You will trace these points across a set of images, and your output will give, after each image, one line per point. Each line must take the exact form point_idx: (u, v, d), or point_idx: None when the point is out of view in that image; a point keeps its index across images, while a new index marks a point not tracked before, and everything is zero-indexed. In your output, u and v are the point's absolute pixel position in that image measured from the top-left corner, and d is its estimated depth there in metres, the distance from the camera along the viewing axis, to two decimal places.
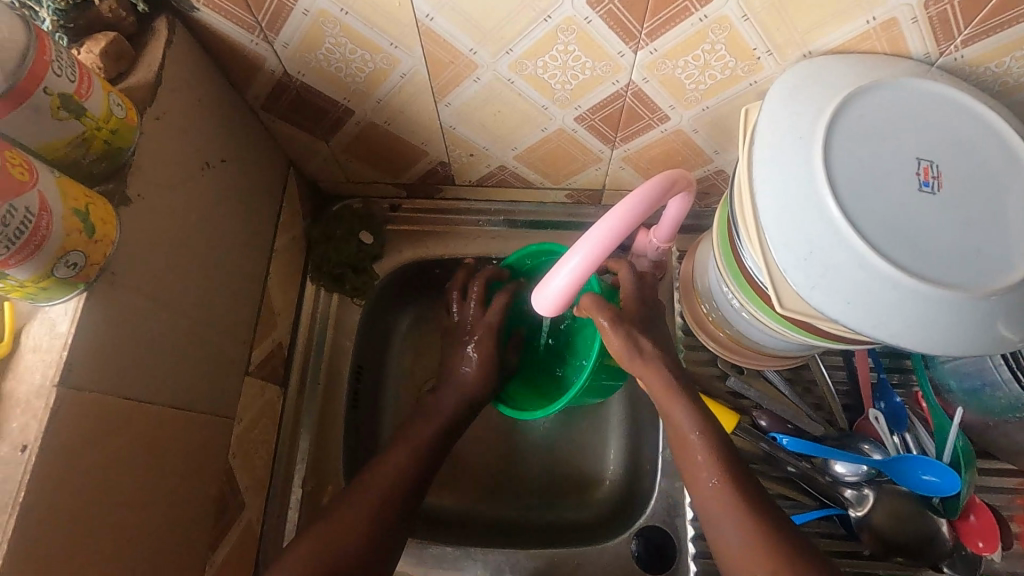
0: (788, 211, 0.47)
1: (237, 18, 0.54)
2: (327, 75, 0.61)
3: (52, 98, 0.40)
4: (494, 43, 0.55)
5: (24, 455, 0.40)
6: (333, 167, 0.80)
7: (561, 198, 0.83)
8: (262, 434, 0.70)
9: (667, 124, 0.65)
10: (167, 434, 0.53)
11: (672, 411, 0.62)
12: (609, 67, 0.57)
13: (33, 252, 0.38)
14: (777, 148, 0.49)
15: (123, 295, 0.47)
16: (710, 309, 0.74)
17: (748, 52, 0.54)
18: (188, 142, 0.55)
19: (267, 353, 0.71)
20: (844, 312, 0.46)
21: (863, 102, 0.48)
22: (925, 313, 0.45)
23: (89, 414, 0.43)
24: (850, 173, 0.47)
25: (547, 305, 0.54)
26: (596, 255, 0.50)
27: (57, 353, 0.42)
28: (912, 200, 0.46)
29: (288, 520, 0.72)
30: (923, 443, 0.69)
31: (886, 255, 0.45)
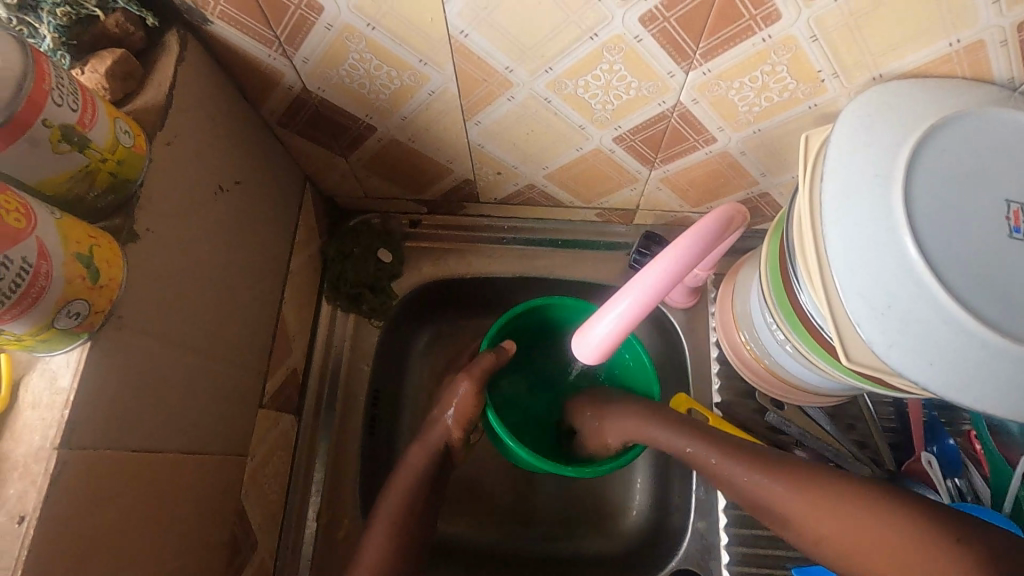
0: (860, 257, 0.43)
1: (254, 33, 0.49)
2: (349, 91, 0.56)
3: (52, 130, 0.36)
4: (534, 61, 0.50)
5: (22, 527, 0.36)
6: (351, 183, 0.75)
7: (591, 217, 0.79)
8: (276, 467, 0.67)
9: (713, 146, 0.61)
10: (178, 482, 0.49)
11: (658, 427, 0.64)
12: (656, 88, 0.53)
13: (31, 305, 0.34)
14: (849, 185, 0.44)
15: (129, 340, 0.43)
16: (748, 338, 0.70)
17: (812, 74, 0.49)
18: (202, 165, 0.51)
19: (281, 381, 0.68)
20: (925, 372, 0.41)
21: (945, 135, 0.44)
22: (1018, 377, 0.40)
23: (92, 475, 0.40)
24: (931, 217, 0.42)
25: (591, 351, 0.51)
26: (646, 300, 0.47)
27: (58, 411, 0.38)
28: (1000, 247, 0.42)
29: (302, 556, 0.69)
30: (978, 490, 0.65)
31: (975, 313, 0.40)
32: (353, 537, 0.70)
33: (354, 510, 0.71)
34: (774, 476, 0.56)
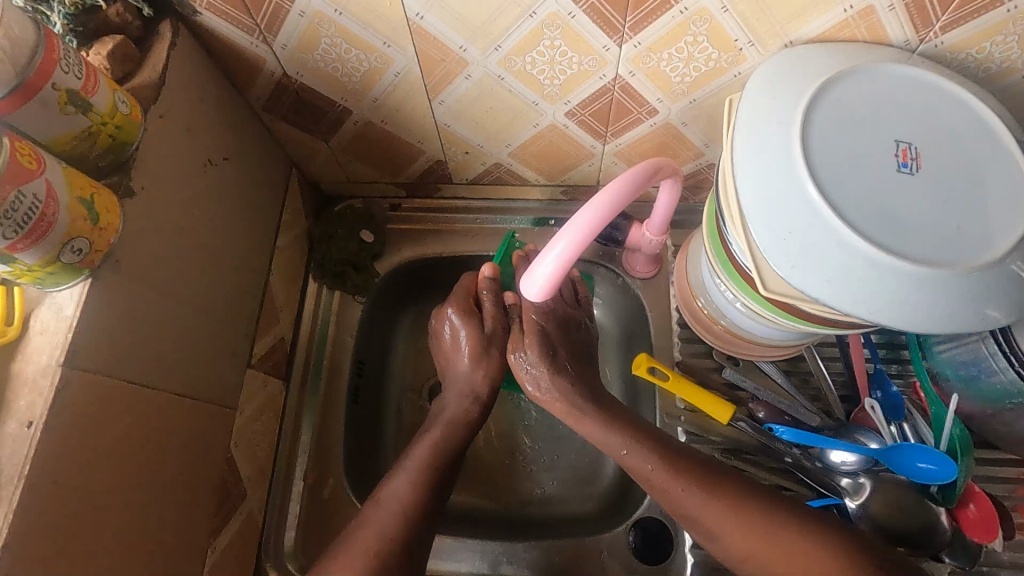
0: (767, 195, 0.48)
1: (238, 21, 0.56)
2: (324, 74, 0.63)
3: (60, 93, 0.43)
4: (484, 40, 0.57)
5: (30, 431, 0.42)
6: (333, 167, 0.82)
7: (557, 195, 0.85)
8: (264, 427, 0.72)
9: (655, 117, 0.67)
10: (171, 420, 0.55)
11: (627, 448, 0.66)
12: (596, 61, 0.59)
13: (40, 237, 0.40)
14: (757, 133, 0.50)
15: (125, 281, 0.49)
16: (704, 301, 0.75)
17: (730, 43, 0.56)
18: (193, 139, 0.58)
19: (269, 347, 0.73)
20: (824, 290, 0.47)
21: (843, 86, 0.50)
22: (903, 291, 0.46)
23: (92, 396, 0.45)
24: (828, 155, 0.48)
25: (536, 291, 0.55)
26: (579, 242, 0.52)
27: (63, 335, 0.44)
28: (890, 180, 0.47)
29: (290, 511, 0.73)
30: (921, 433, 0.68)
31: (865, 234, 0.46)
32: (338, 495, 0.75)
33: (339, 469, 0.76)
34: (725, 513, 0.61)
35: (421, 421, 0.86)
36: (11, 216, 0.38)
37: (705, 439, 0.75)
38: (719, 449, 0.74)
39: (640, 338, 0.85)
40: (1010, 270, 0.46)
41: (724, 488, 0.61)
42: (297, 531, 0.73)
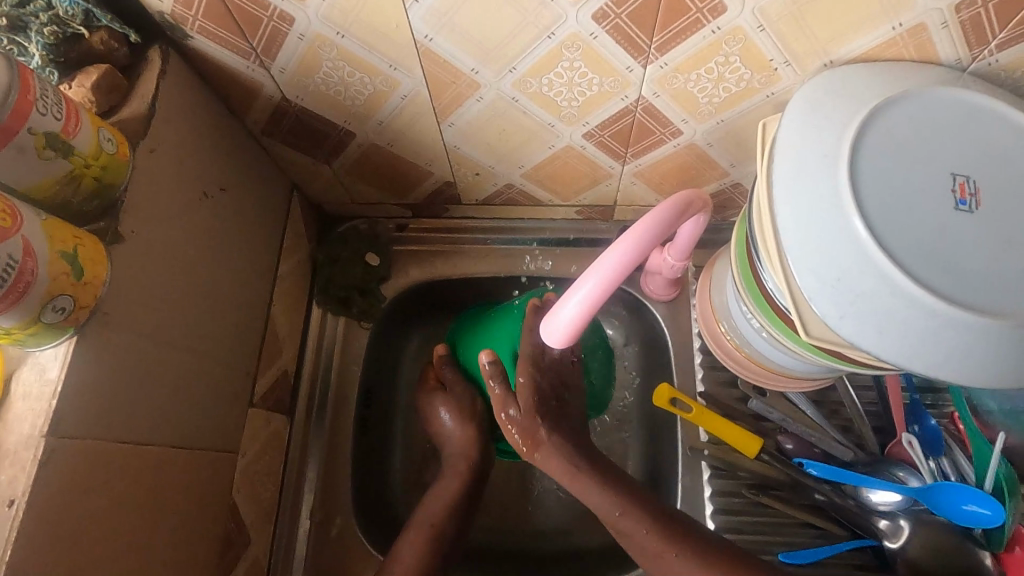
0: (811, 236, 0.44)
1: (232, 45, 0.52)
2: (325, 98, 0.59)
3: (37, 137, 0.39)
4: (497, 62, 0.53)
5: (12, 510, 0.38)
6: (336, 189, 0.78)
7: (571, 215, 0.81)
8: (267, 466, 0.69)
9: (679, 138, 0.63)
10: (166, 477, 0.51)
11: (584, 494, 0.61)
12: (618, 83, 0.55)
13: (18, 298, 0.37)
14: (798, 166, 0.46)
15: (115, 334, 0.45)
16: (728, 328, 0.71)
17: (765, 63, 0.51)
18: (186, 172, 0.54)
19: (272, 382, 0.70)
20: (876, 342, 0.43)
21: (891, 114, 0.46)
22: (965, 343, 0.42)
23: (79, 464, 0.42)
24: (878, 192, 0.44)
25: (557, 336, 0.51)
26: (606, 284, 0.48)
27: (46, 400, 0.40)
28: (948, 219, 0.43)
29: (296, 553, 0.70)
30: (962, 470, 0.65)
31: (923, 282, 0.42)
32: (347, 536, 0.72)
33: (346, 507, 0.73)
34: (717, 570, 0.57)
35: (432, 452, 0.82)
36: None
37: (731, 474, 0.71)
38: (746, 485, 0.70)
39: (660, 364, 0.81)
40: None
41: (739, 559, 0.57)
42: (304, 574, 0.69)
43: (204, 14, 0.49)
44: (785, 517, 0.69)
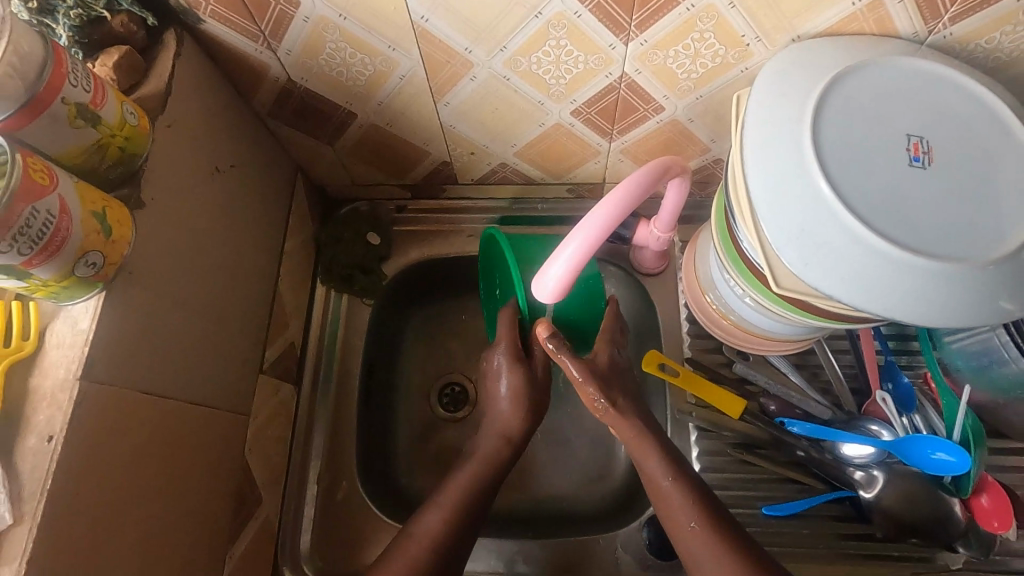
0: (778, 193, 0.48)
1: (241, 28, 0.56)
2: (329, 79, 0.63)
3: (69, 108, 0.43)
4: (489, 41, 0.57)
5: (51, 445, 0.42)
6: (339, 171, 0.82)
7: (563, 193, 0.85)
8: (277, 431, 0.72)
9: (662, 114, 0.67)
10: (185, 430, 0.55)
11: (644, 460, 0.63)
12: (601, 60, 0.59)
13: (55, 252, 0.41)
14: (766, 130, 0.50)
15: (138, 292, 0.49)
16: (713, 297, 0.75)
17: (737, 39, 0.55)
18: (200, 147, 0.58)
19: (279, 352, 0.73)
20: (839, 287, 0.47)
21: (852, 81, 0.50)
22: (919, 286, 0.46)
23: (109, 408, 0.45)
24: (839, 151, 0.48)
25: (548, 293, 0.55)
26: (591, 242, 0.52)
27: (79, 348, 0.44)
28: (903, 175, 0.47)
29: (304, 514, 0.74)
30: (933, 423, 0.69)
31: (879, 230, 0.46)
32: (353, 499, 0.75)
33: (351, 472, 0.76)
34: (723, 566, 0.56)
35: (433, 422, 0.86)
36: (24, 233, 0.38)
37: (717, 434, 0.75)
38: (731, 444, 0.74)
39: (650, 335, 0.85)
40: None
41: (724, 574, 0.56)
42: (312, 534, 0.73)
43: None
44: (767, 473, 0.73)
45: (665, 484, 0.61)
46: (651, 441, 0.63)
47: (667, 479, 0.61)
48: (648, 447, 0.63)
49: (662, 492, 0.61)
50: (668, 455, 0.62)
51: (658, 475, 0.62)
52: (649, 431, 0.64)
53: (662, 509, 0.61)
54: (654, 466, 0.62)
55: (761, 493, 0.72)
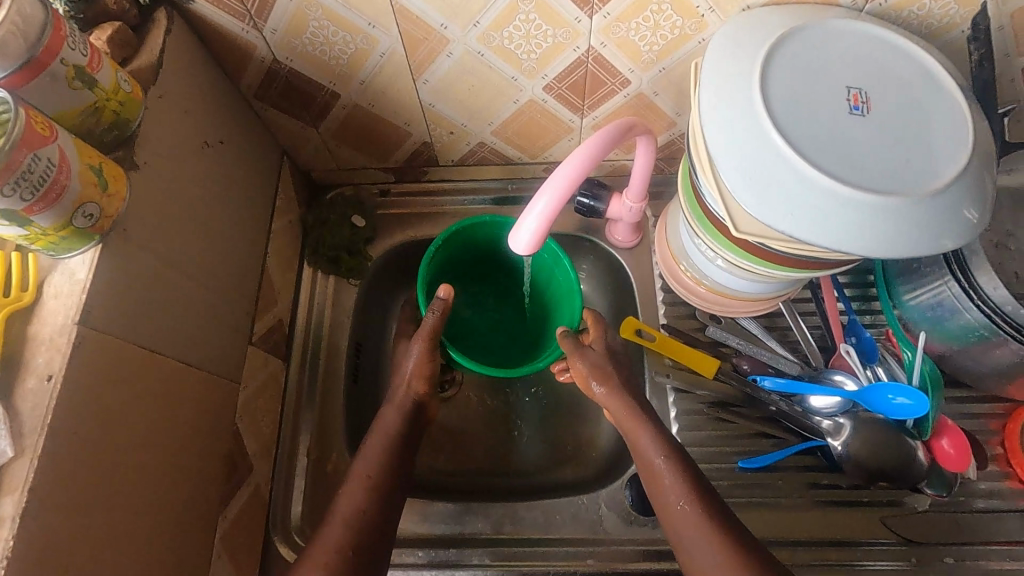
0: (732, 140, 0.52)
1: (229, 8, 0.59)
2: (312, 58, 0.67)
3: (68, 68, 0.46)
4: (463, 17, 0.61)
5: (51, 383, 0.43)
6: (323, 155, 0.85)
7: (539, 172, 0.88)
8: (266, 403, 0.74)
9: (629, 88, 0.71)
10: (179, 388, 0.56)
11: (639, 437, 0.66)
12: (569, 34, 0.63)
13: (53, 201, 0.43)
14: (720, 85, 0.54)
15: (132, 248, 0.51)
16: (686, 265, 0.78)
17: (693, 10, 0.60)
18: (190, 121, 0.61)
19: (268, 326, 0.76)
20: (790, 223, 0.51)
21: (796, 40, 0.54)
22: (864, 219, 0.49)
23: (106, 354, 0.47)
24: (786, 100, 0.52)
25: (523, 246, 0.59)
26: (561, 195, 0.56)
27: (77, 296, 0.46)
28: (844, 120, 0.51)
29: (295, 486, 0.75)
30: (895, 374, 0.72)
31: (824, 169, 0.50)
32: (343, 471, 0.77)
33: (341, 444, 0.78)
34: (713, 543, 0.58)
35: None
36: (27, 178, 0.41)
37: (693, 394, 0.77)
38: (707, 403, 0.77)
39: (628, 306, 0.88)
40: (958, 196, 0.50)
41: (713, 552, 0.57)
42: (303, 504, 0.74)
43: None
44: (742, 429, 0.76)
45: (658, 462, 0.64)
46: (643, 420, 0.67)
47: (659, 457, 0.64)
48: (642, 426, 0.66)
49: (654, 468, 0.64)
50: (658, 432, 0.66)
51: (651, 451, 0.65)
52: (641, 411, 0.68)
53: (653, 484, 0.64)
54: (646, 443, 0.65)
55: (737, 448, 0.75)
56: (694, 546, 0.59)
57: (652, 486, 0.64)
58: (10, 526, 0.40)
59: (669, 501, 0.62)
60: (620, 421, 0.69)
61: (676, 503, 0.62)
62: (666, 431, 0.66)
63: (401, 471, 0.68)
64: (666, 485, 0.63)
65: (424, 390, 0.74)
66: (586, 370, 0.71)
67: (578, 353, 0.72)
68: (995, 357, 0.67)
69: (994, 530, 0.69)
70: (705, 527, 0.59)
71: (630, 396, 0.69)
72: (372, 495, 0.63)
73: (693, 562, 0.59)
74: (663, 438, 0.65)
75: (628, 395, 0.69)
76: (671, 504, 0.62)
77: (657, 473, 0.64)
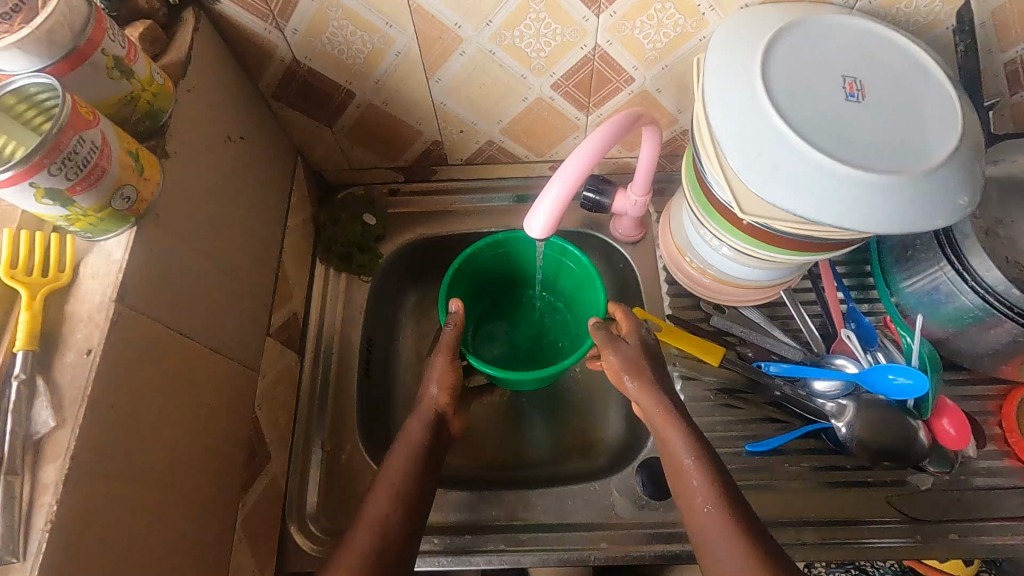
0: (736, 125, 0.55)
1: (253, 9, 0.62)
2: (331, 58, 0.69)
3: (108, 59, 0.48)
4: (476, 16, 0.64)
5: (90, 357, 0.45)
6: (336, 155, 0.87)
7: (546, 171, 0.91)
8: (282, 395, 0.75)
9: (633, 85, 0.74)
10: (204, 372, 0.58)
11: (670, 436, 0.65)
12: (577, 32, 0.66)
13: (95, 182, 0.45)
14: (723, 75, 0.57)
15: (163, 233, 0.53)
16: (690, 257, 0.81)
17: (694, 9, 0.63)
18: (215, 116, 0.63)
19: (285, 319, 0.77)
20: (793, 202, 0.53)
21: (793, 33, 0.57)
22: (862, 197, 0.52)
23: (139, 332, 0.49)
24: (785, 87, 0.55)
25: (538, 231, 0.61)
26: (574, 180, 0.59)
27: (114, 275, 0.48)
28: (841, 106, 0.55)
29: (310, 477, 0.76)
30: (894, 358, 0.75)
31: (823, 150, 0.53)
32: (357, 462, 0.78)
33: (355, 436, 0.79)
34: (733, 542, 0.55)
35: None
36: (72, 159, 0.43)
37: (699, 381, 0.80)
38: (714, 390, 0.79)
39: (633, 300, 0.90)
40: (950, 175, 0.53)
41: (730, 551, 0.55)
42: (319, 495, 0.75)
43: None
44: (748, 414, 0.78)
45: (687, 463, 0.63)
46: (676, 420, 0.66)
47: (690, 458, 0.63)
48: (677, 427, 0.65)
49: (684, 470, 0.63)
50: (693, 434, 0.65)
51: (682, 452, 0.64)
52: (676, 413, 0.67)
53: (679, 483, 0.63)
54: (678, 445, 0.64)
55: (743, 433, 0.77)
56: (713, 544, 0.56)
57: (678, 487, 0.63)
58: (52, 492, 0.42)
59: (695, 503, 0.61)
60: (654, 422, 0.67)
61: (703, 506, 0.60)
62: (702, 436, 0.65)
63: (434, 458, 0.69)
64: (693, 486, 0.61)
65: (447, 402, 0.74)
66: (619, 364, 0.70)
67: (611, 345, 0.71)
68: (990, 338, 0.70)
69: (995, 507, 0.71)
70: (727, 524, 0.57)
71: (664, 396, 0.68)
72: (395, 485, 0.64)
73: (716, 563, 0.56)
74: (698, 441, 0.64)
75: (661, 393, 0.68)
76: (697, 508, 0.60)
77: (685, 474, 0.63)
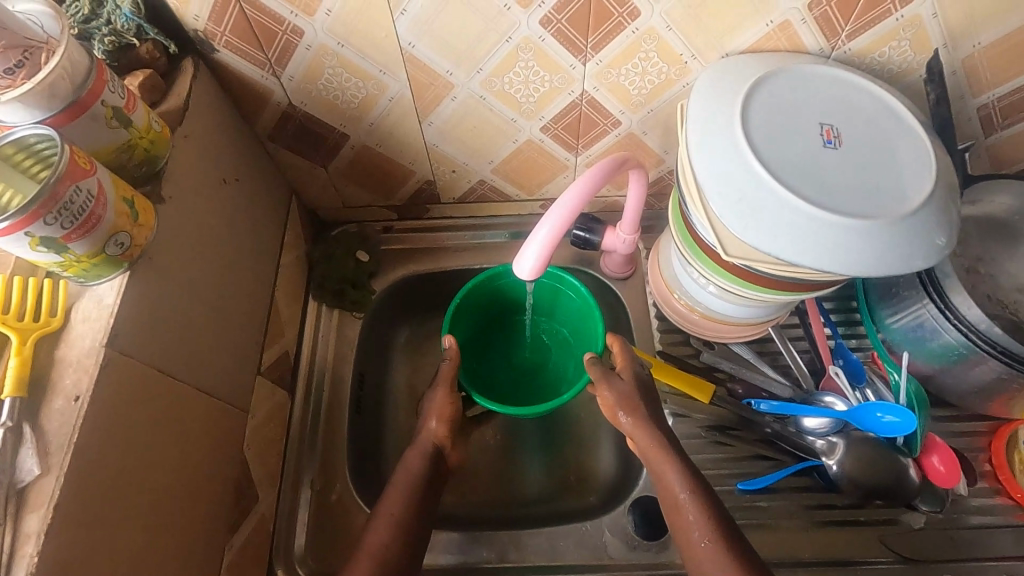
0: (718, 170, 0.57)
1: (251, 57, 0.64)
2: (326, 102, 0.71)
3: (107, 109, 0.50)
4: (467, 64, 0.66)
5: (78, 403, 0.45)
6: (330, 193, 0.89)
7: (537, 209, 0.93)
8: (271, 433, 0.75)
9: (620, 128, 0.76)
10: (193, 414, 0.58)
11: (665, 473, 0.65)
12: (564, 79, 0.68)
13: (90, 229, 0.46)
14: (704, 122, 0.59)
15: (156, 276, 0.54)
16: (679, 294, 0.82)
17: (676, 57, 0.65)
18: (210, 159, 0.65)
19: (276, 357, 0.77)
20: (774, 245, 0.55)
21: (772, 82, 0.60)
22: (841, 240, 0.54)
23: (129, 377, 0.49)
24: (765, 135, 0.57)
25: (528, 271, 0.62)
26: (563, 223, 0.60)
27: (105, 319, 0.48)
28: (818, 152, 0.56)
29: (298, 518, 0.75)
30: (882, 395, 0.75)
31: (802, 196, 0.54)
32: (347, 502, 0.77)
33: (345, 475, 0.78)
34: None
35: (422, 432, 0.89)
36: (68, 208, 0.44)
37: (691, 418, 0.80)
38: (705, 427, 0.79)
39: (624, 335, 0.91)
40: (926, 219, 0.55)
41: None
42: (308, 535, 0.74)
43: (231, 30, 0.61)
44: (740, 452, 0.78)
45: (683, 497, 0.63)
46: (671, 456, 0.65)
47: (684, 492, 0.63)
48: (672, 462, 0.65)
49: (680, 504, 0.63)
50: (687, 467, 0.65)
51: (676, 487, 0.64)
52: (670, 447, 0.66)
53: (675, 518, 0.63)
54: (672, 478, 0.64)
55: (735, 471, 0.77)
56: None
57: (675, 521, 0.63)
58: (34, 543, 0.41)
59: (693, 541, 0.60)
60: (646, 454, 0.67)
61: (703, 543, 0.60)
62: (695, 469, 0.65)
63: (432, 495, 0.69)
64: (690, 521, 0.61)
65: (444, 434, 0.73)
66: (614, 400, 0.70)
67: (605, 380, 0.71)
68: (975, 375, 0.71)
69: (989, 545, 0.71)
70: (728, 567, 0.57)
71: (655, 429, 0.68)
72: (394, 519, 0.64)
73: None
74: (693, 475, 0.64)
75: (656, 430, 0.68)
76: (697, 544, 0.60)
77: (682, 507, 0.63)
